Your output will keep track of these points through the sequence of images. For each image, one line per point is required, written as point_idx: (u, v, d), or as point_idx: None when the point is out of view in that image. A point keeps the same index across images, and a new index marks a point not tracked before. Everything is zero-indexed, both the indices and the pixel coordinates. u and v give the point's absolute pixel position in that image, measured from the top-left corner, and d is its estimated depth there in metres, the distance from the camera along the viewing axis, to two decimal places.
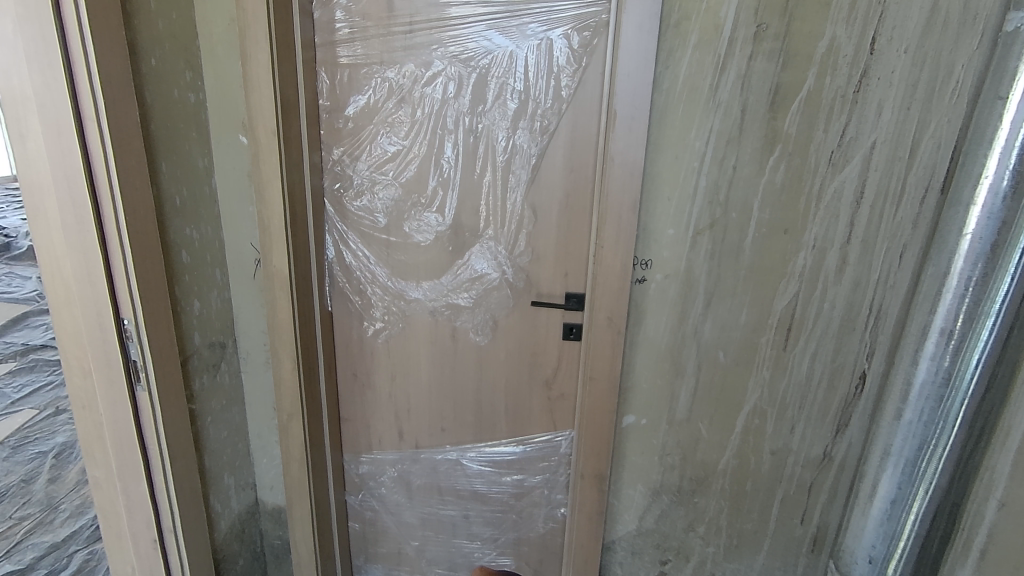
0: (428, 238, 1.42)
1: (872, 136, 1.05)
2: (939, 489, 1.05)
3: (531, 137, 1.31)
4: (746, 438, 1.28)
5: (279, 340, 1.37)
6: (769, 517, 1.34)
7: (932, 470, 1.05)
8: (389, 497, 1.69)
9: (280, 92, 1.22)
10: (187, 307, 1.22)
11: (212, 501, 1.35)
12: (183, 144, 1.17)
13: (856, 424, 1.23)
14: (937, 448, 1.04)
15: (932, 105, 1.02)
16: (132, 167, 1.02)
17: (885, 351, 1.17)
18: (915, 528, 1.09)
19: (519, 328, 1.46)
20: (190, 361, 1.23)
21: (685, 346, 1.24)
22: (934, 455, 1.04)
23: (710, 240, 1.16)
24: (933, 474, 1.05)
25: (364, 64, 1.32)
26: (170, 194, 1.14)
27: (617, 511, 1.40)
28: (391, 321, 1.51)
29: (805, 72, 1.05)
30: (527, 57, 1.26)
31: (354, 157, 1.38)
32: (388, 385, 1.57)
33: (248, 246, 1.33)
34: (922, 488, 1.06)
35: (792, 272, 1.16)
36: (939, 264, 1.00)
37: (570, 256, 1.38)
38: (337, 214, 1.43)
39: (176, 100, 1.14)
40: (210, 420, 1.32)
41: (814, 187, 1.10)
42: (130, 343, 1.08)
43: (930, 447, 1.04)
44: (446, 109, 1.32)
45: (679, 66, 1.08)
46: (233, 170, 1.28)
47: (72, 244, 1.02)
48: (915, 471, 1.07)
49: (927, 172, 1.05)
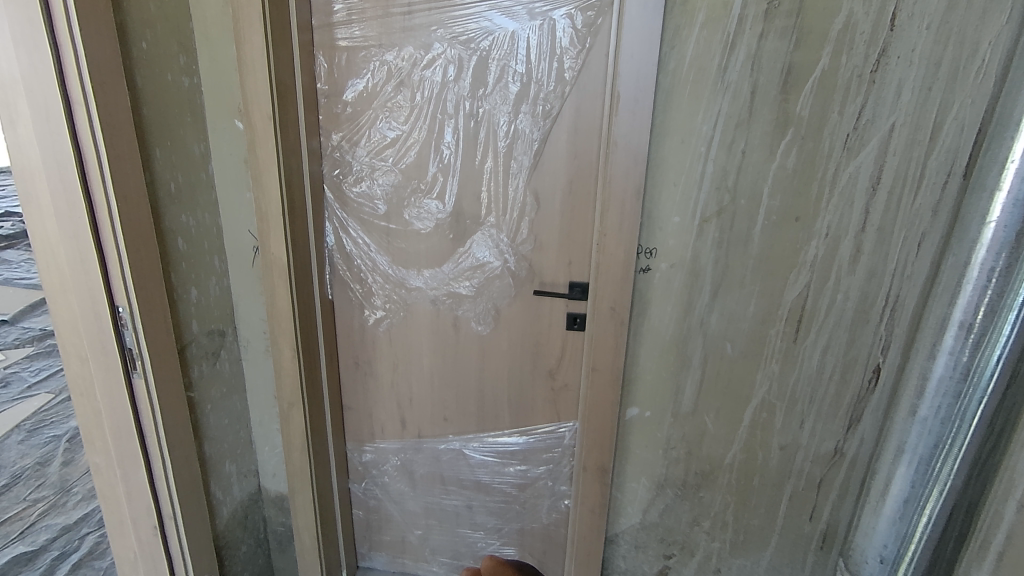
0: (428, 226, 1.40)
1: (890, 118, 1.00)
2: (954, 491, 1.01)
3: (533, 122, 1.27)
4: (753, 432, 1.24)
5: (278, 329, 1.36)
6: (777, 513, 1.30)
7: (947, 470, 1.00)
8: (392, 486, 1.68)
9: (276, 76, 1.19)
10: (184, 295, 1.21)
11: (213, 489, 1.35)
12: (177, 130, 1.15)
13: (868, 419, 1.18)
14: (953, 448, 0.99)
15: (956, 85, 0.95)
16: (124, 152, 1.00)
17: (901, 344, 1.11)
18: (927, 531, 1.04)
19: (522, 318, 1.43)
20: (187, 349, 1.22)
21: (690, 337, 1.20)
22: (950, 454, 1.00)
23: (718, 228, 1.12)
24: (949, 475, 1.00)
25: (362, 47, 1.28)
26: (165, 180, 1.13)
27: (620, 504, 1.37)
28: (393, 310, 1.49)
29: (820, 51, 0.99)
30: (529, 38, 1.21)
31: (353, 143, 1.36)
32: (390, 374, 1.56)
33: (246, 233, 1.32)
34: (937, 490, 1.02)
35: (803, 262, 1.11)
36: (961, 254, 0.95)
37: (574, 245, 1.34)
38: (337, 200, 1.41)
39: (169, 84, 1.12)
40: (210, 408, 1.32)
41: (828, 173, 1.05)
42: (125, 331, 1.07)
43: (946, 446, 1.00)
44: (446, 93, 1.29)
45: (685, 46, 1.03)
46: (230, 157, 1.26)
47: (65, 231, 1.01)
48: (930, 471, 1.03)
49: (950, 156, 0.99)
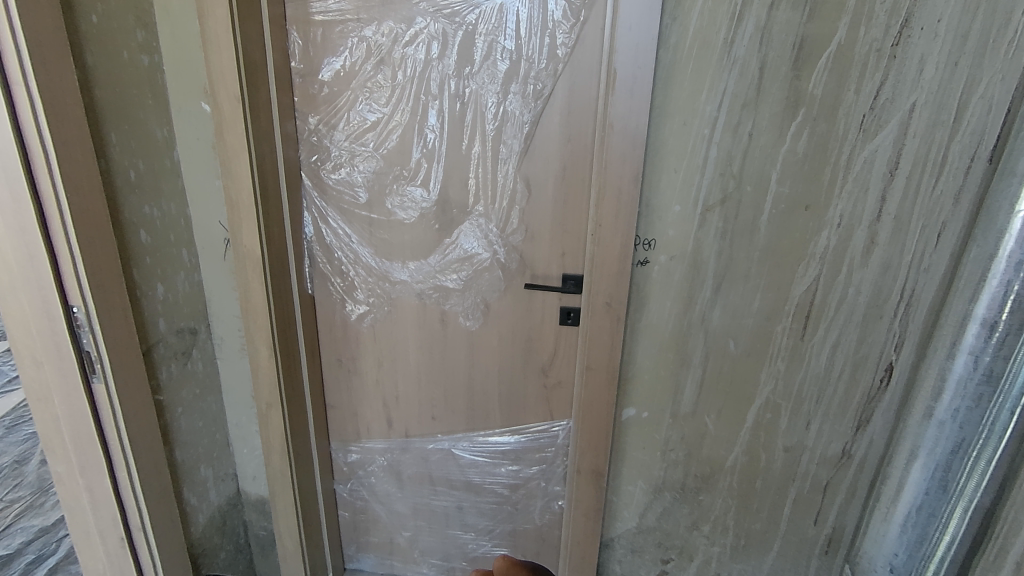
0: (412, 216, 1.31)
1: (911, 97, 0.92)
2: (982, 509, 0.93)
3: (523, 103, 1.18)
4: (756, 434, 1.18)
5: (253, 326, 1.28)
6: (780, 516, 1.24)
7: (973, 486, 0.92)
8: (379, 487, 1.62)
9: (244, 53, 1.09)
10: (148, 291, 1.12)
11: (187, 495, 1.28)
12: (136, 112, 1.06)
13: (878, 419, 1.11)
14: (976, 458, 0.92)
15: (984, 60, 0.87)
16: (72, 137, 0.91)
17: (916, 341, 1.04)
18: (950, 552, 0.96)
19: (512, 312, 1.36)
20: (154, 350, 1.14)
21: (691, 334, 1.12)
22: (976, 469, 0.92)
23: (722, 217, 1.04)
24: (975, 492, 0.92)
25: (339, 22, 1.19)
26: (123, 168, 1.04)
27: (616, 507, 1.31)
28: (376, 305, 1.41)
29: (836, 22, 0.90)
30: (518, 12, 1.12)
31: (331, 126, 1.27)
32: (375, 371, 1.48)
33: (216, 224, 1.23)
34: (961, 507, 0.94)
35: (812, 254, 1.03)
36: (986, 244, 0.89)
37: (567, 235, 1.26)
38: (315, 188, 1.32)
39: (125, 62, 1.03)
40: (181, 411, 1.24)
41: (842, 157, 0.97)
42: (82, 334, 0.98)
43: (970, 457, 0.92)
44: (429, 72, 1.20)
45: (688, 17, 0.94)
46: (197, 142, 1.17)
47: (9, 225, 0.91)
48: (952, 487, 0.96)
49: (974, 138, 0.91)
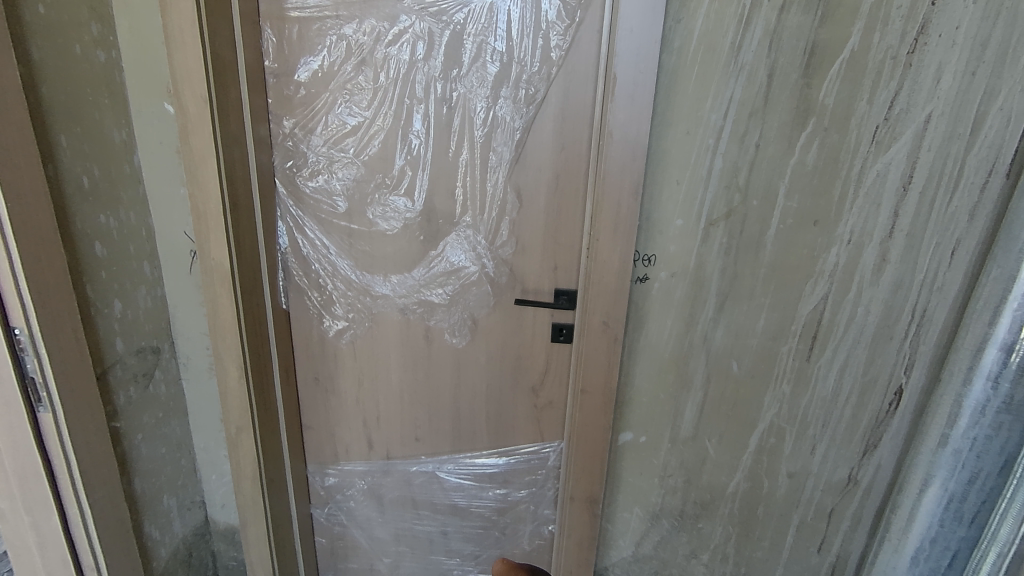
0: (395, 226, 1.23)
1: (927, 108, 0.86)
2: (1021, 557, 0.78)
3: (514, 108, 1.11)
4: (759, 459, 1.12)
5: (222, 345, 1.18)
6: (782, 545, 1.18)
7: (1004, 531, 0.81)
8: (359, 512, 1.53)
9: (211, 49, 1.00)
10: (104, 309, 1.02)
11: (148, 529, 1.17)
12: (90, 112, 0.96)
13: (885, 444, 1.06)
14: (1009, 500, 0.81)
15: (1004, 69, 0.82)
16: (15, 139, 0.81)
17: (926, 364, 0.99)
18: None
19: (502, 329, 1.28)
20: (109, 373, 1.04)
21: (692, 354, 1.06)
22: (1005, 511, 0.81)
23: (726, 232, 0.98)
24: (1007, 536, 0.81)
25: (317, 18, 1.10)
26: (75, 174, 0.94)
27: (610, 535, 1.24)
28: (356, 320, 1.32)
29: (850, 26, 0.85)
30: (510, 11, 1.06)
31: (308, 130, 1.18)
32: (355, 390, 1.40)
33: (181, 234, 1.13)
34: (993, 552, 0.83)
35: (821, 272, 0.98)
36: (1006, 265, 0.86)
37: (560, 248, 1.20)
38: (290, 196, 1.22)
39: (77, 58, 0.93)
40: (141, 438, 1.14)
41: (853, 170, 0.91)
42: (25, 357, 0.88)
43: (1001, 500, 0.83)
44: (414, 73, 1.12)
45: (694, 20, 0.88)
46: (160, 146, 1.08)
47: None
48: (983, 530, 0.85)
49: (992, 151, 0.86)
